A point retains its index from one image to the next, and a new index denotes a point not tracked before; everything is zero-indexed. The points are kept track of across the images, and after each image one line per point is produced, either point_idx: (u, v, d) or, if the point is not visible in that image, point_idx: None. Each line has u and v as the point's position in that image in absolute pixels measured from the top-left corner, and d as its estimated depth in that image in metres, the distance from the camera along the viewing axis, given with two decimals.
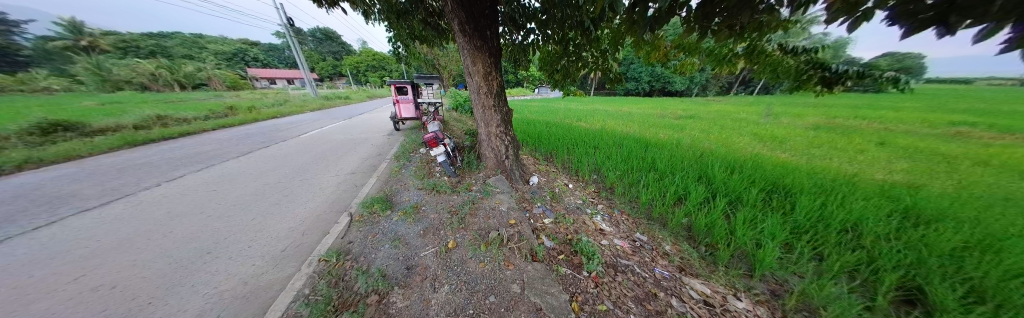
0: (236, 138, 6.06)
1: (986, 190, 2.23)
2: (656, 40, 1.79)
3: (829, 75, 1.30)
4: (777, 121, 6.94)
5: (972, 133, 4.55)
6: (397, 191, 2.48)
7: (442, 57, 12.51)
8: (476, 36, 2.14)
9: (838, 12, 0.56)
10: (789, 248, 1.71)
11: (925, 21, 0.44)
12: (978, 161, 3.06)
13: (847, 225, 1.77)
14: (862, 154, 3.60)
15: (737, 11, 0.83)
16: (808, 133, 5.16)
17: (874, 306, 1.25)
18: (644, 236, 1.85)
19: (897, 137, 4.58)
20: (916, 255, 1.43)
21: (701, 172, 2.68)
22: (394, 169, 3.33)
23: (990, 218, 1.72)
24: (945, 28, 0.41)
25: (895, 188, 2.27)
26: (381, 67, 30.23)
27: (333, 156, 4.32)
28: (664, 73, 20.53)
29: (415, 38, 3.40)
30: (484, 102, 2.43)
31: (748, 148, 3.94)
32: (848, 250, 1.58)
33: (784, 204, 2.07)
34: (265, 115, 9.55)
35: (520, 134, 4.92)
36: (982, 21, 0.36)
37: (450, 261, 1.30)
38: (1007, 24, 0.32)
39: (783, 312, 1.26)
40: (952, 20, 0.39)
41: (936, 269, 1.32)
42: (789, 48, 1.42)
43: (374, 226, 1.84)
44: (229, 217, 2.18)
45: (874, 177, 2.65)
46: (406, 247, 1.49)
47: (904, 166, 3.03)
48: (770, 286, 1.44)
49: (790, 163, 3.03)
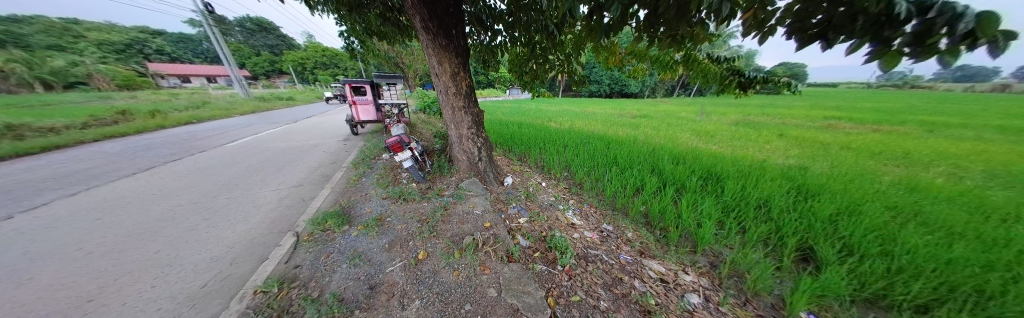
0: (131, 150, 4.77)
1: (847, 168, 3.01)
2: (612, 46, 1.98)
3: (745, 80, 1.62)
4: (708, 119, 8.23)
5: (837, 126, 6.04)
6: (356, 204, 2.25)
7: (406, 56, 11.78)
8: (441, 34, 2.05)
9: (751, 27, 0.82)
10: (722, 225, 2.03)
11: (812, 35, 0.71)
12: (841, 147, 4.07)
13: (761, 202, 2.19)
14: (769, 143, 4.52)
15: (675, 23, 0.97)
16: (732, 128, 6.24)
17: (782, 266, 1.58)
18: (610, 226, 2.01)
19: (790, 130, 5.85)
20: (806, 222, 1.84)
21: (654, 165, 3.02)
22: (352, 179, 3.00)
23: (850, 189, 2.31)
24: (831, 41, 0.66)
25: (792, 170, 2.88)
26: (334, 65, 26.91)
27: (273, 167, 3.68)
28: (621, 77, 22.80)
29: (371, 34, 3.14)
30: (453, 103, 2.35)
31: (688, 142, 4.61)
32: (762, 222, 1.94)
33: (715, 188, 2.45)
34: (177, 121, 7.75)
35: (492, 135, 4.92)
36: (853, 37, 0.62)
37: (420, 274, 1.21)
38: (868, 43, 0.59)
39: (720, 279, 1.49)
40: (831, 36, 0.66)
41: (821, 232, 1.72)
42: (715, 57, 1.70)
43: (327, 245, 1.61)
44: (121, 251, 1.69)
45: (778, 162, 3.34)
46: (368, 264, 1.34)
47: (796, 152, 3.88)
48: (709, 258, 1.69)
49: (720, 154, 3.63)
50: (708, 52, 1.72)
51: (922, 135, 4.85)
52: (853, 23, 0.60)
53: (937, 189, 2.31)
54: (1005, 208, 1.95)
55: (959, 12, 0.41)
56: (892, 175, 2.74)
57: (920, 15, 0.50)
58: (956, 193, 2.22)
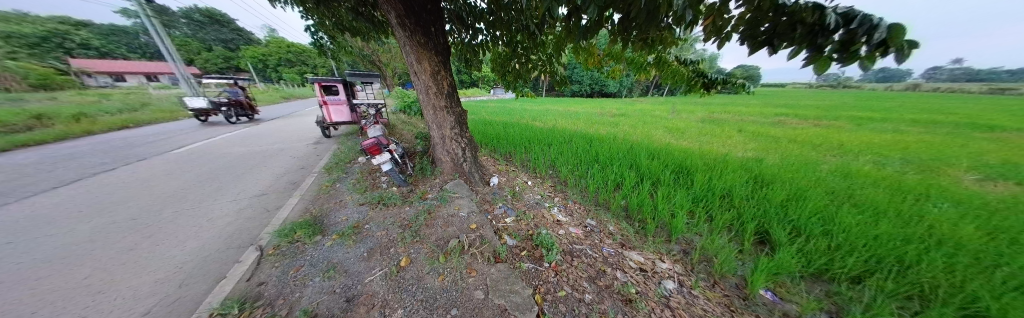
0: (42, 160, 4.00)
1: (794, 159, 3.40)
2: (590, 47, 2.06)
3: (708, 81, 1.80)
4: (680, 116, 8.86)
5: (786, 122, 6.82)
6: (330, 211, 2.10)
7: (384, 54, 11.22)
8: (419, 32, 1.97)
9: (712, 33, 0.90)
10: (692, 215, 2.20)
11: (760, 42, 0.80)
12: (788, 140, 4.61)
13: (725, 192, 2.40)
14: (731, 138, 4.98)
15: (645, 26, 1.03)
16: (699, 125, 6.79)
17: (743, 249, 1.75)
18: (593, 221, 2.07)
19: (748, 125, 6.49)
20: (762, 209, 2.05)
21: (632, 161, 3.19)
22: (324, 185, 2.79)
23: (798, 178, 2.61)
24: (775, 48, 0.74)
25: (750, 162, 3.20)
26: (301, 62, 24.70)
27: (231, 175, 3.29)
28: (601, 78, 23.81)
29: (343, 29, 2.93)
30: (435, 103, 2.28)
31: (662, 139, 4.94)
32: (726, 210, 2.14)
33: (685, 180, 2.65)
34: (107, 125, 6.68)
35: (477, 135, 4.86)
36: (793, 44, 0.70)
37: (402, 282, 1.14)
38: (804, 48, 0.68)
39: (692, 264, 1.61)
40: (776, 43, 0.75)
41: (774, 217, 1.93)
42: (683, 59, 1.84)
43: (296, 257, 1.47)
44: (26, 280, 1.39)
45: (739, 155, 3.69)
46: (343, 275, 1.24)
47: (753, 145, 4.31)
48: (682, 246, 1.82)
49: (689, 149, 3.93)
50: (677, 55, 1.85)
51: (852, 128, 5.64)
52: (793, 32, 0.68)
53: (862, 176, 2.70)
54: (912, 189, 2.34)
55: (876, 24, 0.48)
56: (829, 164, 3.16)
57: (845, 25, 0.58)
58: (877, 178, 2.62)
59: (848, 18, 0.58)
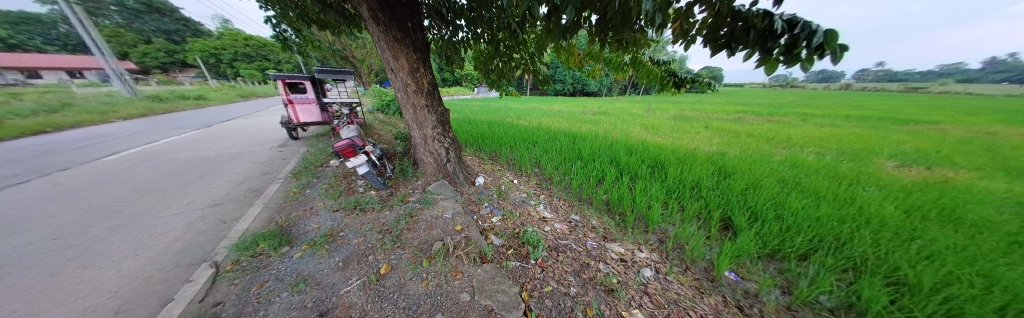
0: None
1: (753, 152, 3.76)
2: (570, 47, 2.11)
3: (678, 80, 1.93)
4: (654, 114, 9.44)
5: (745, 118, 7.56)
6: (301, 220, 1.94)
7: (358, 50, 10.56)
8: (395, 26, 1.86)
9: (678, 36, 0.96)
10: (667, 206, 2.35)
11: (719, 45, 0.87)
12: (748, 135, 5.10)
13: (695, 183, 2.59)
14: (699, 134, 5.41)
15: (620, 27, 1.07)
16: (672, 122, 7.27)
17: (710, 236, 1.91)
18: (577, 217, 2.14)
19: (714, 122, 7.08)
20: (725, 198, 2.25)
21: (613, 157, 3.34)
22: (292, 191, 2.57)
23: (755, 168, 2.90)
24: (732, 50, 0.81)
25: (715, 155, 3.49)
26: (262, 57, 22.37)
27: (178, 184, 2.90)
28: (582, 77, 24.56)
29: (309, 22, 2.71)
30: (415, 102, 2.19)
31: (639, 135, 5.22)
32: (696, 200, 2.31)
33: (660, 174, 2.83)
34: (7, 130, 5.52)
35: (461, 135, 4.76)
36: (746, 48, 0.77)
37: (382, 290, 1.07)
38: (757, 51, 0.74)
39: (667, 252, 1.72)
40: (734, 47, 0.82)
41: (736, 204, 2.12)
42: (656, 60, 1.96)
43: (258, 271, 1.32)
44: None
45: (706, 149, 4.01)
46: (315, 288, 1.13)
47: (719, 140, 4.71)
48: (659, 235, 1.94)
49: (663, 144, 4.20)
50: (651, 55, 1.96)
51: (799, 123, 6.39)
52: (748, 36, 0.75)
53: (807, 165, 3.07)
54: (845, 176, 2.70)
55: (814, 29, 0.55)
56: (781, 156, 3.56)
57: (788, 31, 0.65)
58: (818, 166, 3.00)
59: (791, 24, 0.64)
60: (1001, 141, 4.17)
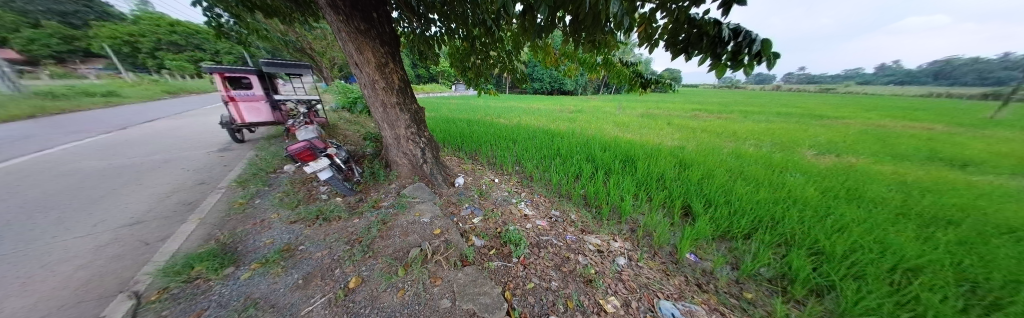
0: None
1: (707, 145, 4.23)
2: (546, 46, 2.15)
3: (644, 81, 2.10)
4: (625, 112, 10.11)
5: (700, 115, 8.48)
6: (250, 234, 1.70)
7: (317, 41, 9.52)
8: (358, 17, 1.71)
9: (643, 38, 1.03)
10: (637, 197, 2.52)
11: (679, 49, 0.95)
12: (704, 131, 5.69)
13: (661, 175, 2.82)
14: (663, 130, 5.92)
15: (591, 27, 1.11)
16: (640, 119, 7.85)
17: (675, 223, 2.09)
18: (557, 212, 2.20)
19: (676, 119, 7.79)
20: (686, 187, 2.49)
21: (589, 153, 3.49)
22: (238, 202, 2.24)
23: (709, 160, 3.26)
24: (689, 53, 0.89)
25: (677, 149, 3.84)
26: (194, 46, 19.03)
27: (79, 200, 2.34)
28: (559, 76, 25.30)
29: (253, 7, 2.36)
30: (384, 100, 2.05)
31: (611, 132, 5.54)
32: (661, 190, 2.52)
33: (631, 167, 3.03)
34: None
35: (439, 134, 4.58)
36: (701, 51, 0.85)
37: (351, 306, 0.97)
38: (710, 55, 0.82)
39: (638, 240, 1.85)
40: (691, 50, 0.90)
41: (695, 193, 2.36)
42: (625, 61, 2.10)
43: (193, 298, 1.12)
44: None
45: (669, 144, 4.40)
46: (268, 312, 0.99)
47: (680, 135, 5.20)
48: (630, 225, 2.08)
49: (633, 140, 4.50)
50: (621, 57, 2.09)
51: (742, 120, 7.34)
52: (703, 39, 0.82)
53: (748, 156, 3.53)
54: (778, 164, 3.17)
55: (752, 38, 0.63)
56: (729, 148, 4.05)
57: (732, 38, 0.73)
58: (757, 157, 3.48)
59: (736, 33, 0.73)
60: (883, 132, 5.23)
